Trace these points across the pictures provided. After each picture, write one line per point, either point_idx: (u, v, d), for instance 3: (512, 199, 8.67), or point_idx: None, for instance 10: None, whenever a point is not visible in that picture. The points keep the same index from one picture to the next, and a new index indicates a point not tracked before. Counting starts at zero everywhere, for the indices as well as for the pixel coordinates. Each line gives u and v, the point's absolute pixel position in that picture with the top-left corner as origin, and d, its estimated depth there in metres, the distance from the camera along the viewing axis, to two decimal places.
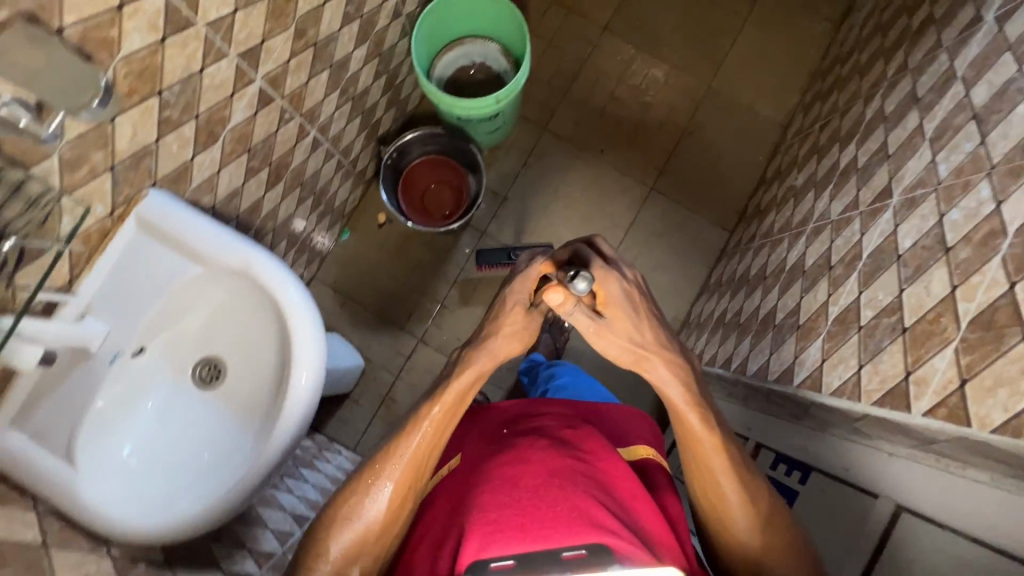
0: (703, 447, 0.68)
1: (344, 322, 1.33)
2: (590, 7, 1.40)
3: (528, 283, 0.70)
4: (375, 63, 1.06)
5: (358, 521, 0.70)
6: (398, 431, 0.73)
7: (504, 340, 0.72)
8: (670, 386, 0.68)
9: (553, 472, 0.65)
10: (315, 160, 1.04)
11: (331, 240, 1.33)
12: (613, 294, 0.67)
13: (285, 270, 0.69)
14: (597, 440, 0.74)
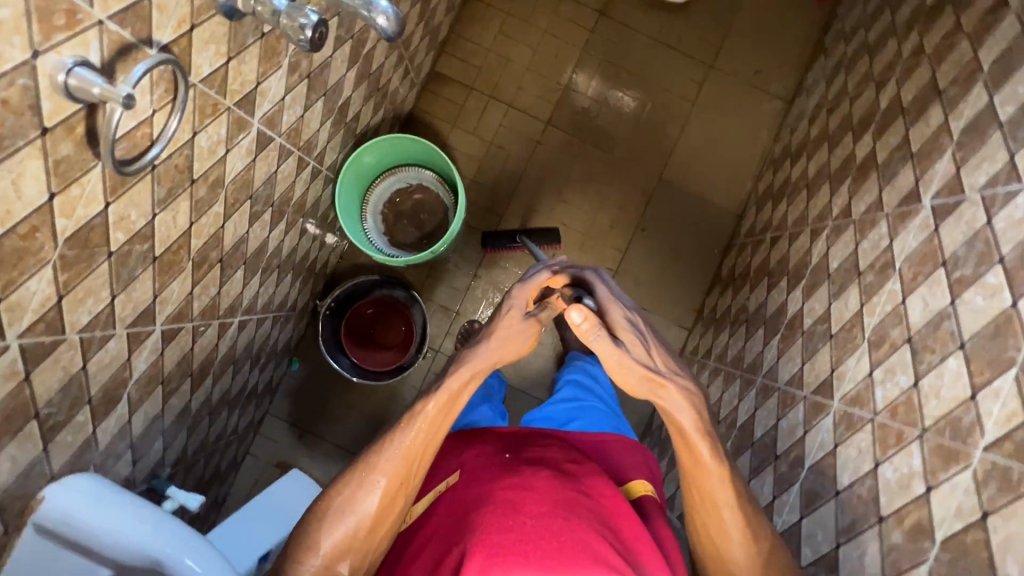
0: (705, 476, 0.64)
1: (303, 453, 1.29)
2: (531, 102, 1.33)
3: (529, 290, 0.72)
4: (299, 224, 0.99)
5: (346, 517, 0.63)
6: (396, 426, 0.68)
7: (497, 343, 0.69)
8: (680, 408, 0.64)
9: (558, 501, 0.57)
10: (245, 334, 0.98)
11: (281, 373, 1.28)
12: (616, 321, 0.69)
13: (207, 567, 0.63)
14: (603, 478, 0.66)
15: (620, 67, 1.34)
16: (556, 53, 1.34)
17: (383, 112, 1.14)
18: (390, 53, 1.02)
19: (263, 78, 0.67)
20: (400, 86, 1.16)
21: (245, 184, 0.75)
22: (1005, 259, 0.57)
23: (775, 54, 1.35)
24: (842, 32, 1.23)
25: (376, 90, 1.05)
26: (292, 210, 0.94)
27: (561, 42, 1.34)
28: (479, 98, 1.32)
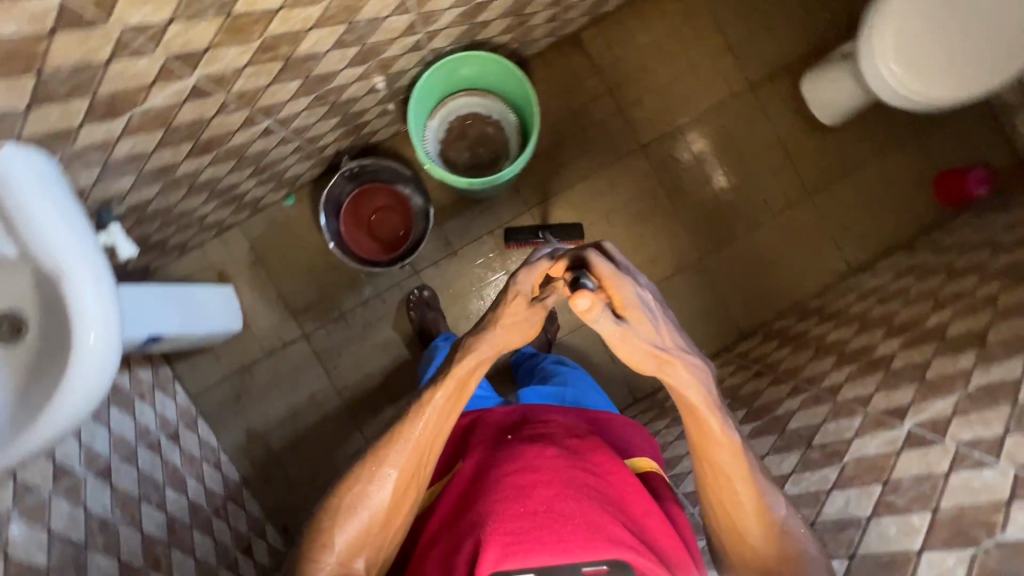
0: (716, 450, 0.65)
1: (246, 278, 1.29)
2: (639, 120, 1.31)
3: (532, 274, 0.65)
4: (373, 81, 0.97)
5: (361, 512, 0.68)
6: (403, 418, 0.71)
7: (501, 330, 0.68)
8: (701, 380, 0.64)
9: (567, 482, 0.59)
10: (264, 142, 0.97)
11: (272, 200, 1.26)
12: (626, 301, 0.62)
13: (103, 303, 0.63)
14: (608, 454, 0.67)
15: (736, 143, 1.32)
16: (689, 93, 1.31)
17: (510, 37, 1.11)
18: None
19: None
20: (539, 25, 1.13)
21: (351, 7, 0.73)
22: (938, 511, 0.61)
23: (871, 222, 1.32)
24: (938, 243, 1.22)
25: (517, 13, 1.02)
26: (375, 64, 0.92)
27: (699, 87, 1.31)
28: (598, 86, 1.30)
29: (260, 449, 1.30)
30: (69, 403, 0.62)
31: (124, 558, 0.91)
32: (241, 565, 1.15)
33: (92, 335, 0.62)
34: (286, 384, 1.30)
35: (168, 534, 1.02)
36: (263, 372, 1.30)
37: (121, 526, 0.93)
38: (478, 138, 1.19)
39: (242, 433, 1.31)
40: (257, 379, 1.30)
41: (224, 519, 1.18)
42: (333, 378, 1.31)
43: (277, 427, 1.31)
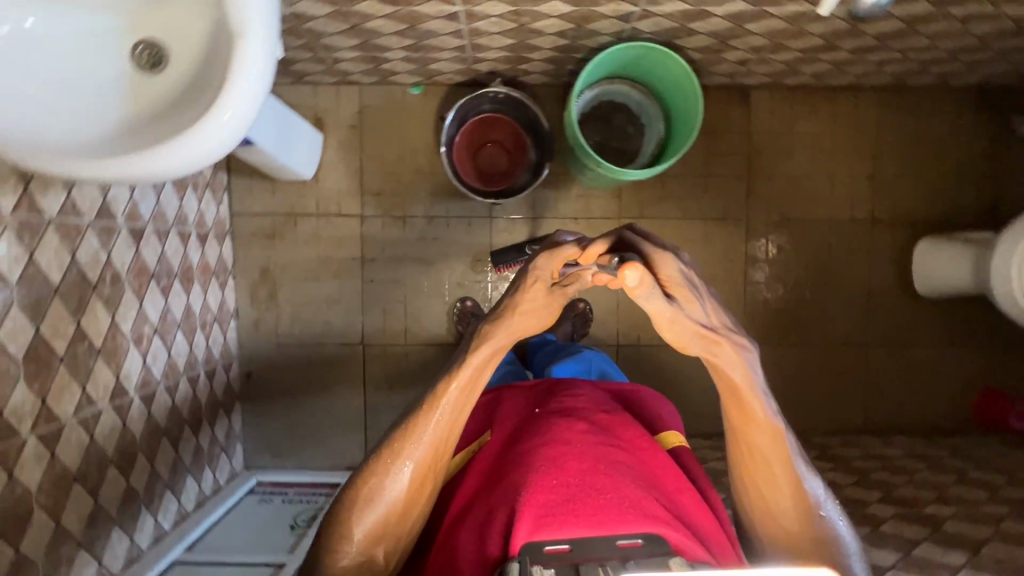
0: (757, 432, 0.66)
1: (339, 136, 1.27)
2: (758, 195, 1.32)
3: (556, 258, 0.62)
4: (568, 26, 0.96)
5: (375, 504, 0.67)
6: (417, 409, 0.69)
7: (520, 317, 0.66)
8: (752, 365, 0.64)
9: (598, 458, 0.66)
10: (440, 25, 0.96)
11: (401, 81, 1.24)
12: (671, 278, 0.59)
13: (254, 86, 0.67)
14: (634, 429, 0.75)
15: (831, 263, 1.32)
16: (814, 197, 1.32)
17: (698, 57, 1.10)
18: (763, 35, 0.99)
19: None
20: (728, 61, 1.13)
21: None
22: None
23: (908, 399, 1.33)
24: (959, 447, 1.23)
25: (723, 39, 1.01)
26: (583, 13, 0.92)
27: (827, 197, 1.32)
28: (740, 145, 1.30)
29: (266, 293, 1.29)
30: (173, 159, 0.64)
31: (118, 319, 0.90)
32: (200, 383, 1.14)
33: (226, 115, 0.65)
34: (321, 250, 1.30)
35: (159, 321, 1.01)
36: (306, 227, 1.29)
37: (128, 290, 0.93)
38: (620, 133, 1.18)
39: (257, 271, 1.30)
40: (297, 230, 1.29)
41: (206, 336, 1.17)
42: (365, 267, 1.30)
43: (292, 282, 1.30)
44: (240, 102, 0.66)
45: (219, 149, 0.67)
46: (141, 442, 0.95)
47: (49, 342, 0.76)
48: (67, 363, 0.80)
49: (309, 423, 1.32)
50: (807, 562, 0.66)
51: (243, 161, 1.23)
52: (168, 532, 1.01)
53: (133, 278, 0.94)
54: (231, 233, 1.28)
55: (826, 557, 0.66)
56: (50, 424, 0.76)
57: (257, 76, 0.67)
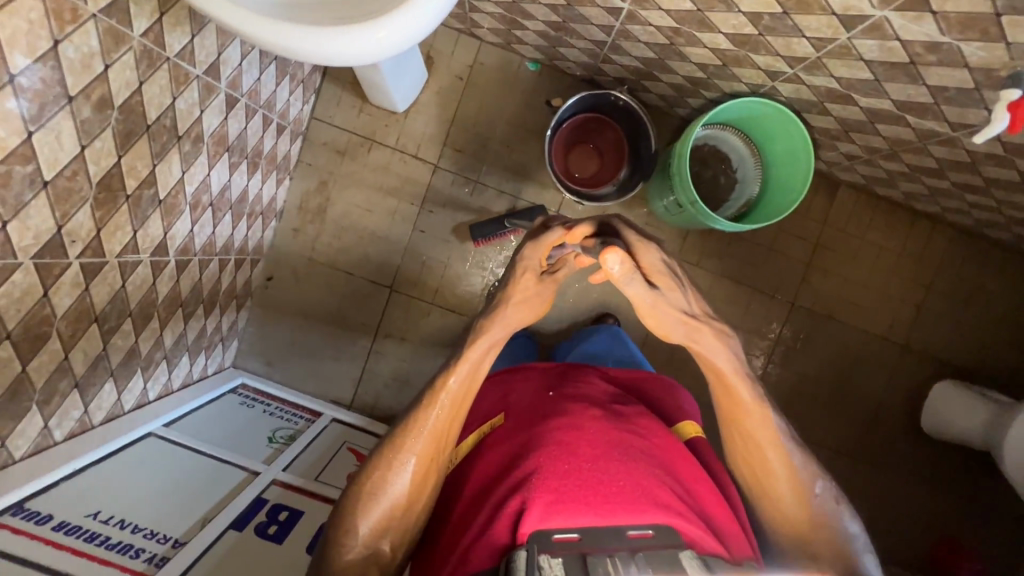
0: (748, 417, 0.74)
1: (442, 81, 1.25)
2: (811, 284, 1.34)
3: (541, 249, 0.74)
4: (713, 63, 0.96)
5: (381, 498, 0.66)
6: (417, 403, 0.71)
7: (514, 310, 0.75)
8: (733, 353, 0.74)
9: (611, 446, 0.66)
10: (595, 14, 0.95)
11: (522, 52, 1.23)
12: (653, 266, 0.71)
13: (420, 25, 0.68)
14: (651, 420, 0.74)
15: (853, 372, 1.35)
16: (861, 305, 1.34)
17: (813, 135, 1.11)
18: (887, 138, 1.00)
19: (942, 18, 0.65)
20: (837, 151, 1.14)
21: (806, 7, 0.72)
22: None
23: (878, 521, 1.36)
24: None
25: (848, 128, 1.03)
26: (735, 56, 0.91)
27: (871, 309, 1.34)
28: (810, 232, 1.33)
29: (316, 204, 1.26)
30: (320, 47, 0.64)
31: (186, 178, 0.87)
32: (227, 268, 1.11)
33: (383, 34, 0.66)
34: (384, 182, 1.27)
35: (217, 195, 0.98)
36: (379, 156, 1.27)
37: (204, 154, 0.89)
38: (712, 179, 1.19)
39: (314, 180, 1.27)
40: (369, 156, 1.26)
41: (249, 225, 1.14)
42: (420, 215, 1.28)
43: (345, 203, 1.27)
44: (400, 30, 0.67)
45: (358, 58, 0.67)
46: (160, 306, 0.92)
47: (123, 176, 0.73)
48: (130, 203, 0.76)
49: (311, 344, 1.30)
50: (810, 539, 0.72)
51: (342, 70, 1.20)
52: (151, 402, 0.98)
53: (212, 144, 0.91)
54: (303, 135, 1.25)
55: (821, 534, 0.71)
56: (95, 258, 0.73)
57: (427, 19, 0.68)
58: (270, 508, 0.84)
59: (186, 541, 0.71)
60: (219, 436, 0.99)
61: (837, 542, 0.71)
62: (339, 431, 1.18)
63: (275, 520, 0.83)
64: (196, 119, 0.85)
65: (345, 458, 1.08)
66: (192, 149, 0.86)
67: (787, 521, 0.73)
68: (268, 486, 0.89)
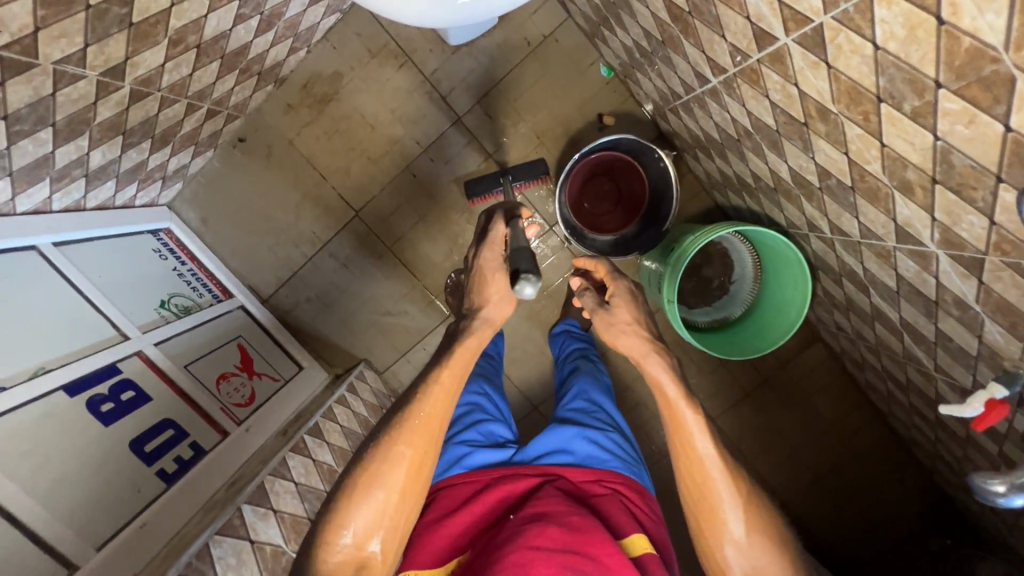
0: (692, 444, 0.69)
1: (507, 36, 1.13)
2: (737, 410, 1.34)
3: (491, 246, 0.74)
4: (767, 182, 0.88)
5: (371, 497, 0.59)
6: (407, 397, 0.64)
7: (494, 306, 0.71)
8: (667, 373, 0.72)
9: (567, 566, 0.52)
10: (682, 67, 0.85)
11: (602, 53, 1.12)
12: (620, 292, 0.82)
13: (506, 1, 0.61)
14: (601, 529, 0.58)
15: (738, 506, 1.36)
16: (769, 452, 1.35)
17: (819, 289, 1.06)
18: (878, 335, 0.96)
19: (984, 290, 0.60)
20: (831, 316, 1.10)
21: (873, 197, 0.65)
22: None
23: None
24: None
25: (851, 307, 0.98)
26: (787, 188, 0.84)
27: (777, 461, 1.35)
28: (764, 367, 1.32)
29: (321, 92, 1.16)
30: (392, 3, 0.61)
31: (174, 10, 0.76)
32: (197, 113, 1.01)
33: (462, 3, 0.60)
34: (401, 107, 1.16)
35: (209, 39, 0.86)
36: (409, 77, 1.15)
37: None
38: (705, 279, 1.14)
39: (332, 67, 1.15)
40: (397, 72, 1.15)
41: (238, 81, 1.02)
42: (419, 157, 1.18)
43: (351, 106, 1.16)
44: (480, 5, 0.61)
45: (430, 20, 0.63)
46: (96, 127, 0.82)
47: None
48: (90, 14, 0.66)
49: (254, 224, 1.22)
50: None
51: None
52: (52, 213, 0.88)
53: None
54: (343, 13, 1.11)
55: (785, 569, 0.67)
56: (24, 56, 0.63)
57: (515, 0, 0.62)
58: (118, 382, 0.81)
59: (6, 387, 0.65)
60: (108, 279, 0.93)
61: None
62: (239, 322, 1.15)
63: (114, 399, 0.79)
64: None
65: (227, 354, 1.05)
66: None
67: (744, 553, 0.67)
68: (126, 357, 0.85)
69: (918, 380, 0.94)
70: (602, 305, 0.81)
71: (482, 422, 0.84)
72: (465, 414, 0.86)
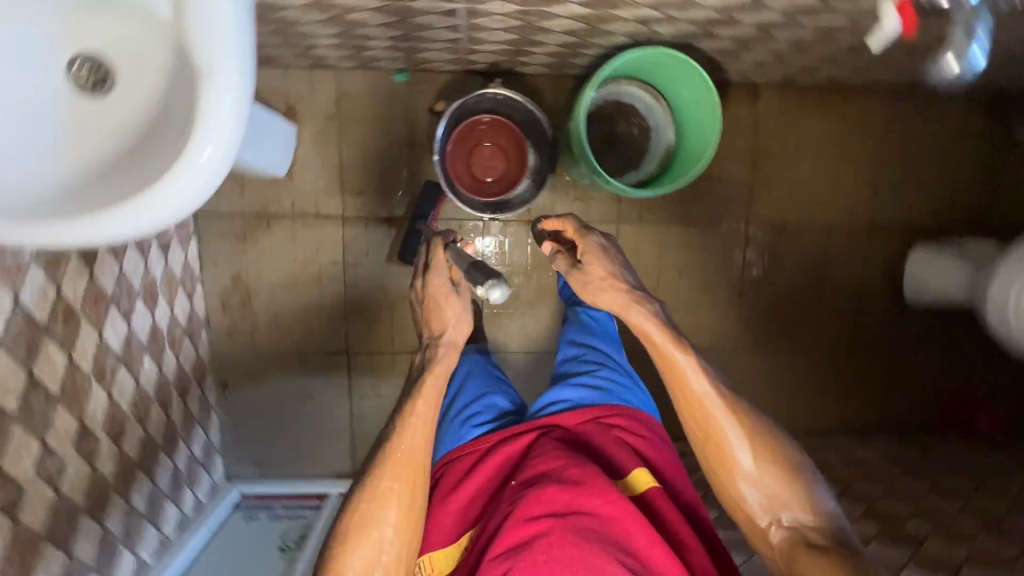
0: (687, 385, 0.76)
1: (315, 128, 1.15)
2: (760, 198, 1.27)
3: (435, 274, 0.76)
4: (579, 25, 0.87)
5: (365, 535, 0.66)
6: (382, 441, 0.71)
7: (450, 330, 0.75)
8: (652, 325, 0.77)
9: (570, 531, 0.61)
10: (436, 17, 0.83)
11: (385, 67, 1.12)
12: (589, 247, 0.82)
13: (233, 126, 0.59)
14: (597, 476, 0.65)
15: (834, 261, 1.31)
16: (816, 202, 1.28)
17: (715, 54, 1.01)
18: (789, 40, 0.91)
19: None
20: (745, 62, 1.05)
21: None
22: None
23: (889, 401, 1.37)
24: (935, 450, 1.27)
25: (748, 42, 0.93)
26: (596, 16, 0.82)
27: (828, 202, 1.29)
28: (745, 146, 1.25)
29: (239, 301, 1.19)
30: (154, 213, 0.57)
31: (76, 356, 0.80)
32: (173, 403, 1.05)
33: (206, 156, 0.58)
34: (301, 251, 1.19)
35: (122, 348, 0.90)
36: (283, 226, 1.18)
37: (84, 322, 0.81)
38: (628, 148, 1.11)
39: (229, 274, 1.18)
40: (270, 233, 1.18)
41: (176, 353, 1.06)
42: (347, 271, 1.20)
43: (267, 288, 1.19)
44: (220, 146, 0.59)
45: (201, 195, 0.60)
46: (113, 483, 0.87)
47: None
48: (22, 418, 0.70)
49: (293, 433, 1.26)
50: (777, 487, 0.74)
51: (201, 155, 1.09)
52: (151, 565, 0.95)
53: (89, 306, 0.83)
54: (196, 232, 1.15)
55: (791, 485, 0.74)
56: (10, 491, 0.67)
57: (237, 120, 0.59)
58: None
59: None
60: None
61: (809, 500, 0.74)
62: None
63: None
64: (55, 289, 0.76)
65: None
66: (68, 323, 0.78)
67: (756, 483, 0.75)
68: None
69: (854, 37, 0.88)
70: (573, 267, 0.82)
71: (479, 396, 0.89)
72: (464, 389, 0.91)
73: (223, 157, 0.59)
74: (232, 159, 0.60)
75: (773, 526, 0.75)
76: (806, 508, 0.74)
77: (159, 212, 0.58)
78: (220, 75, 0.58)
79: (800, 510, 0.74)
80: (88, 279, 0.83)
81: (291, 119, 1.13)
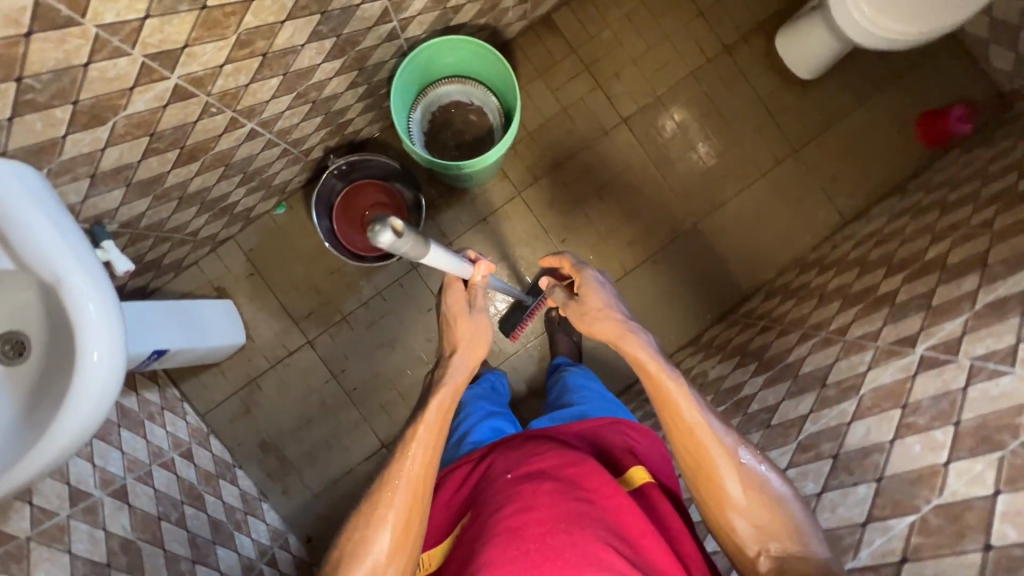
0: (678, 407, 0.68)
1: (247, 290, 1.29)
2: (619, 93, 1.32)
3: (456, 292, 0.83)
4: (351, 75, 0.96)
5: (363, 558, 0.65)
6: (390, 457, 0.71)
7: (465, 354, 0.80)
8: (645, 353, 0.72)
9: (567, 513, 0.58)
10: (250, 147, 0.96)
11: (265, 209, 1.27)
12: (587, 284, 0.82)
13: (106, 321, 0.62)
14: (597, 471, 0.65)
15: (719, 94, 1.33)
16: (666, 63, 1.33)
17: (483, 20, 1.12)
18: None
19: None
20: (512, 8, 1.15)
21: None
22: (960, 423, 0.59)
23: (862, 170, 1.32)
24: (930, 181, 1.21)
25: None
26: (357, 61, 0.94)
27: (677, 55, 1.33)
28: (575, 64, 1.32)
29: (276, 462, 1.29)
30: (73, 425, 0.61)
31: None
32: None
33: (96, 357, 0.61)
34: (298, 389, 1.30)
35: (191, 550, 0.99)
36: (271, 380, 1.30)
37: (143, 545, 0.91)
38: (481, 133, 1.18)
39: (257, 445, 1.29)
40: (266, 392, 1.30)
41: (247, 532, 1.15)
42: (341, 381, 1.30)
43: (290, 436, 1.29)
44: (102, 341, 0.62)
45: (106, 392, 0.62)
46: None
47: None
48: None
49: None
50: (772, 523, 0.63)
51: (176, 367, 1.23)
52: None
53: (142, 530, 0.93)
54: (211, 429, 1.28)
55: (795, 536, 0.62)
56: None
57: (109, 316, 0.63)
58: None
59: None
60: None
61: (802, 532, 0.62)
62: None
63: None
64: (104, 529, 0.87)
65: None
66: (130, 552, 0.88)
67: (749, 515, 0.63)
68: None
69: None
70: (571, 301, 0.82)
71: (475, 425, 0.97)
72: (466, 419, 1.01)
73: (112, 354, 0.63)
74: (121, 351, 0.64)
75: (762, 558, 0.63)
76: (806, 554, 0.61)
77: (77, 428, 0.61)
78: (71, 285, 0.62)
79: (799, 549, 0.62)
80: (130, 510, 0.93)
81: (225, 296, 1.28)
